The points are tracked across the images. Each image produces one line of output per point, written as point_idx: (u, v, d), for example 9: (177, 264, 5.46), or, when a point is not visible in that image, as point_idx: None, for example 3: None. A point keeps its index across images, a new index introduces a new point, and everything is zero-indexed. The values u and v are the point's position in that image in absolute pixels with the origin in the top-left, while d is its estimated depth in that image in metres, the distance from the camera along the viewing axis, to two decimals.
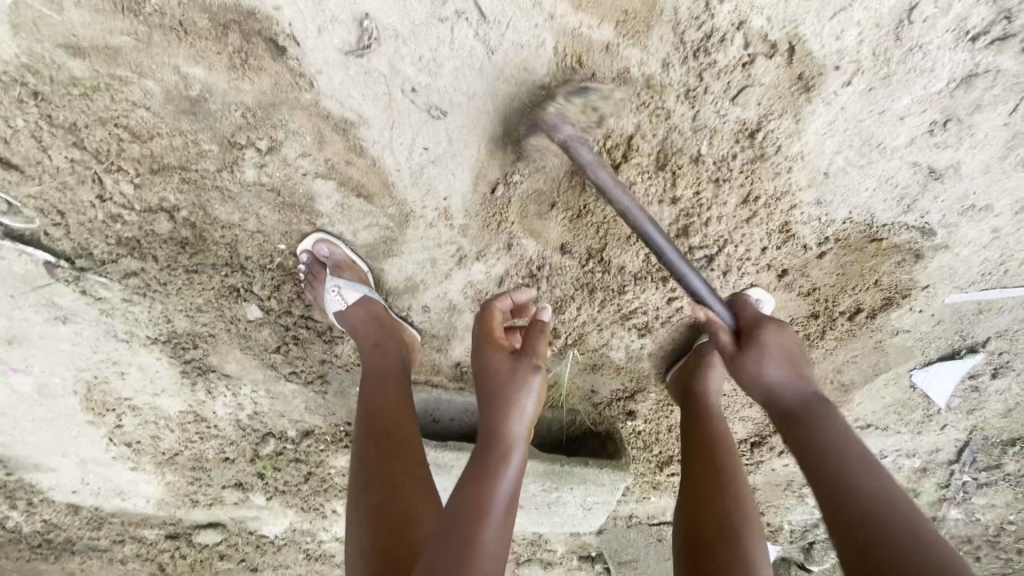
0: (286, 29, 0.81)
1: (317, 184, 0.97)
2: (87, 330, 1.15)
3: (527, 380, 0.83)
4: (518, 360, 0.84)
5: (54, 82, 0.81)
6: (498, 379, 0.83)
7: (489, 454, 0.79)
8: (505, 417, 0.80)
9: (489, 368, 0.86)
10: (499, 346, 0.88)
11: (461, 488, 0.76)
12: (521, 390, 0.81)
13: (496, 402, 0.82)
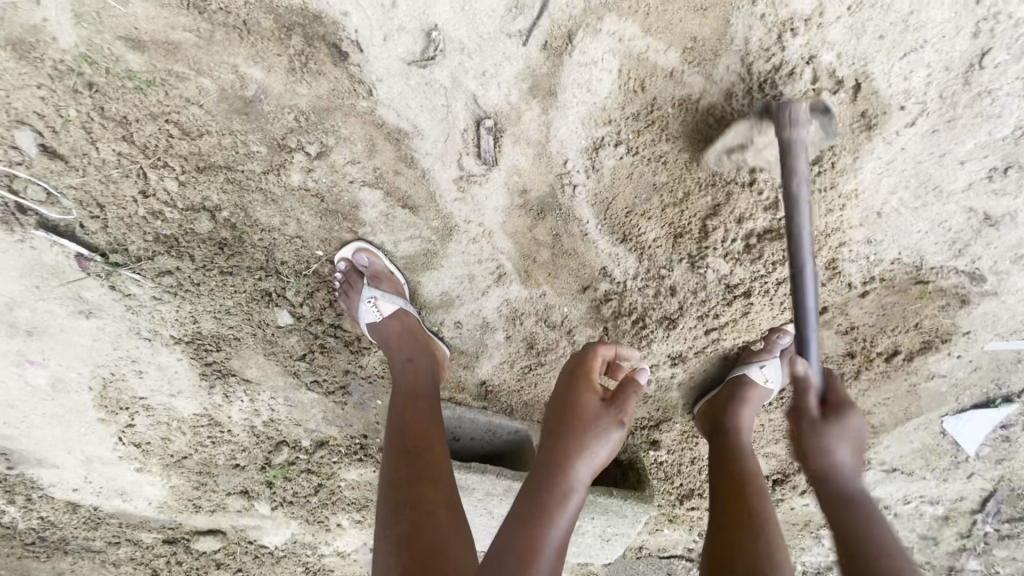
0: (350, 35, 0.79)
1: (364, 192, 0.95)
2: (111, 326, 1.12)
3: (609, 432, 0.86)
4: (607, 409, 0.88)
5: (109, 73, 0.79)
6: (579, 424, 0.86)
7: (548, 493, 0.81)
8: (573, 461, 0.83)
9: (576, 407, 0.88)
10: (594, 388, 0.91)
11: (517, 516, 0.78)
12: (600, 441, 0.85)
13: (572, 443, 0.84)
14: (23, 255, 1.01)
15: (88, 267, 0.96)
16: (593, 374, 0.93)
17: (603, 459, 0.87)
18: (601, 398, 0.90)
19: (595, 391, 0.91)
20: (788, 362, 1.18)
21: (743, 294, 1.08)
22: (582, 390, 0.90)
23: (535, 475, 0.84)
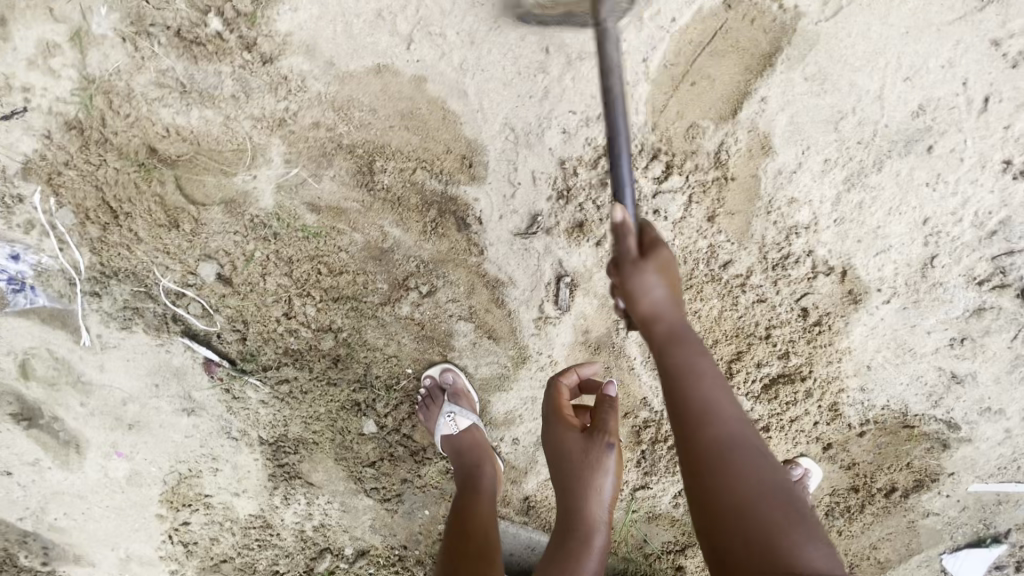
0: (475, 212, 1.07)
1: (458, 324, 1.17)
2: (205, 424, 1.25)
3: (602, 460, 0.96)
4: (590, 440, 0.97)
5: (289, 226, 1.04)
6: (572, 462, 0.97)
7: (573, 529, 0.97)
8: (586, 496, 0.96)
9: (564, 446, 0.98)
10: (570, 424, 1.00)
11: (556, 557, 0.95)
12: (596, 469, 0.95)
13: (581, 485, 0.97)
14: (157, 357, 1.16)
15: (216, 374, 1.15)
16: (565, 407, 1.02)
17: (616, 483, 0.98)
18: (582, 427, 0.99)
19: (575, 425, 1.00)
20: (800, 494, 1.31)
21: (762, 428, 1.29)
22: (559, 431, 0.99)
23: (563, 517, 0.99)
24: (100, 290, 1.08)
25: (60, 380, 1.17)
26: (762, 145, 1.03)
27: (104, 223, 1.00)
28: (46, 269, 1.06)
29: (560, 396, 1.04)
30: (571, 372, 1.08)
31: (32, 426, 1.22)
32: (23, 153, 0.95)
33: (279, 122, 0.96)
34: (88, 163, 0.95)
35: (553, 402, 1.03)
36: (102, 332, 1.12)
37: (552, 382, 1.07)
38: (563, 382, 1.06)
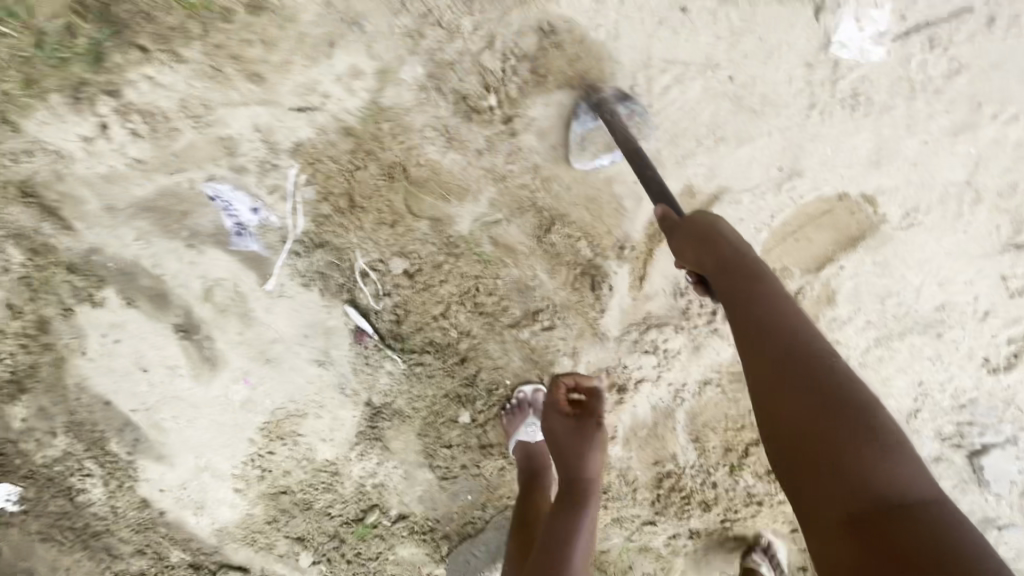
0: (609, 282, 1.38)
1: (561, 358, 1.46)
2: (327, 377, 1.47)
3: (592, 434, 1.23)
4: (581, 421, 1.24)
5: (471, 251, 1.31)
6: (568, 444, 1.23)
7: (572, 491, 1.19)
8: (580, 465, 1.20)
9: (559, 428, 1.24)
10: (564, 413, 1.26)
11: (563, 519, 1.15)
12: (590, 442, 1.22)
13: (572, 455, 1.22)
14: (318, 315, 1.39)
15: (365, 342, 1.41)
16: (563, 399, 1.28)
17: (604, 453, 1.23)
18: (575, 417, 1.25)
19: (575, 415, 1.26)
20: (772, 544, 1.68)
21: (755, 502, 1.62)
22: (552, 420, 1.26)
23: (564, 485, 1.21)
24: (302, 252, 1.31)
25: (230, 308, 1.39)
26: (829, 298, 1.37)
27: (336, 206, 1.25)
28: (268, 224, 1.28)
29: (556, 392, 1.29)
30: (571, 375, 1.32)
31: (186, 337, 1.42)
32: (300, 137, 1.20)
33: (496, 176, 1.24)
34: (346, 160, 1.20)
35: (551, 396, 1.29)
36: (286, 284, 1.35)
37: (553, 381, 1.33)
38: (562, 380, 1.32)
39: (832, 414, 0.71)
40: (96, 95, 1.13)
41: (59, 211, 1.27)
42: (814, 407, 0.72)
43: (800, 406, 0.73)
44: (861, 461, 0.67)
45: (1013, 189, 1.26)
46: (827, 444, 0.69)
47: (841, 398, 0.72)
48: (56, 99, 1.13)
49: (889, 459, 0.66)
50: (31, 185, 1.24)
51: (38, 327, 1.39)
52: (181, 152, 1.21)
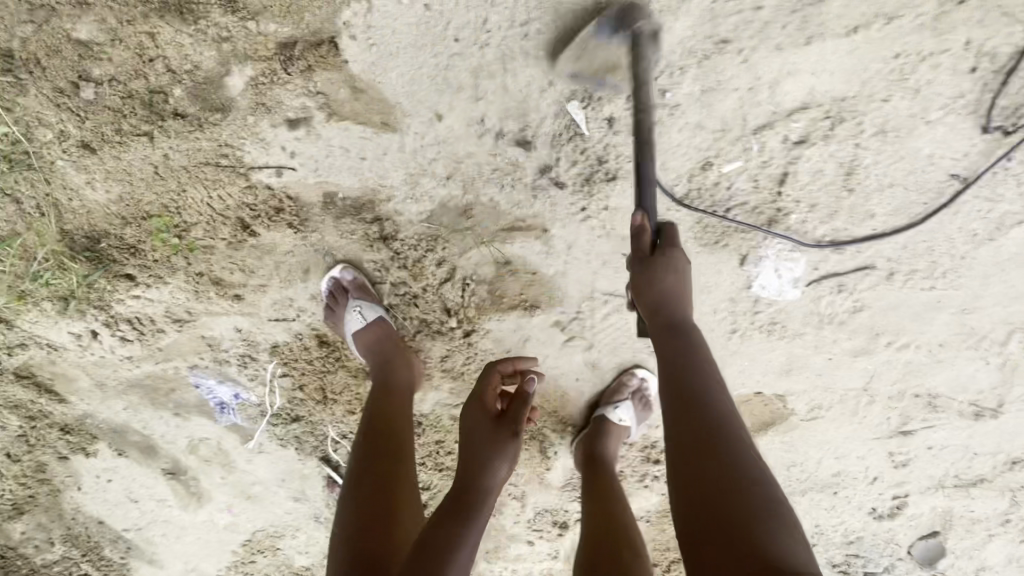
0: (554, 447, 1.54)
1: (510, 502, 1.64)
2: (303, 508, 1.66)
3: (505, 444, 1.04)
4: (499, 423, 1.07)
5: (432, 425, 1.47)
6: (477, 431, 1.06)
7: (461, 503, 0.99)
8: (484, 470, 1.01)
9: (473, 425, 1.08)
10: (485, 407, 1.10)
11: (441, 519, 0.96)
12: (496, 451, 1.03)
13: (473, 456, 1.04)
14: (294, 465, 1.56)
15: (323, 286, 1.24)
16: (491, 391, 1.14)
17: (513, 465, 1.05)
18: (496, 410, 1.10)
19: (490, 405, 1.11)
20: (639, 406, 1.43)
21: None
22: (476, 412, 1.09)
23: (455, 492, 1.01)
24: (279, 422, 1.46)
25: (214, 458, 1.54)
26: None
27: (309, 394, 1.39)
28: (248, 402, 1.42)
29: (487, 385, 1.14)
30: (511, 361, 1.20)
31: (173, 478, 1.57)
32: (276, 340, 1.32)
33: (453, 373, 1.37)
34: (318, 362, 1.34)
35: (483, 387, 1.14)
36: (265, 443, 1.51)
37: (490, 367, 1.19)
38: (498, 370, 1.18)
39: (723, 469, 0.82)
40: (86, 309, 1.24)
41: (55, 388, 1.39)
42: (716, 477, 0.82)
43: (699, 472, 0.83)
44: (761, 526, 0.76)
45: (902, 392, 1.45)
46: (738, 503, 0.79)
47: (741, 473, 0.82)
48: (50, 308, 1.25)
49: (785, 533, 0.76)
50: (27, 368, 1.35)
51: (38, 469, 1.54)
52: (166, 347, 1.33)
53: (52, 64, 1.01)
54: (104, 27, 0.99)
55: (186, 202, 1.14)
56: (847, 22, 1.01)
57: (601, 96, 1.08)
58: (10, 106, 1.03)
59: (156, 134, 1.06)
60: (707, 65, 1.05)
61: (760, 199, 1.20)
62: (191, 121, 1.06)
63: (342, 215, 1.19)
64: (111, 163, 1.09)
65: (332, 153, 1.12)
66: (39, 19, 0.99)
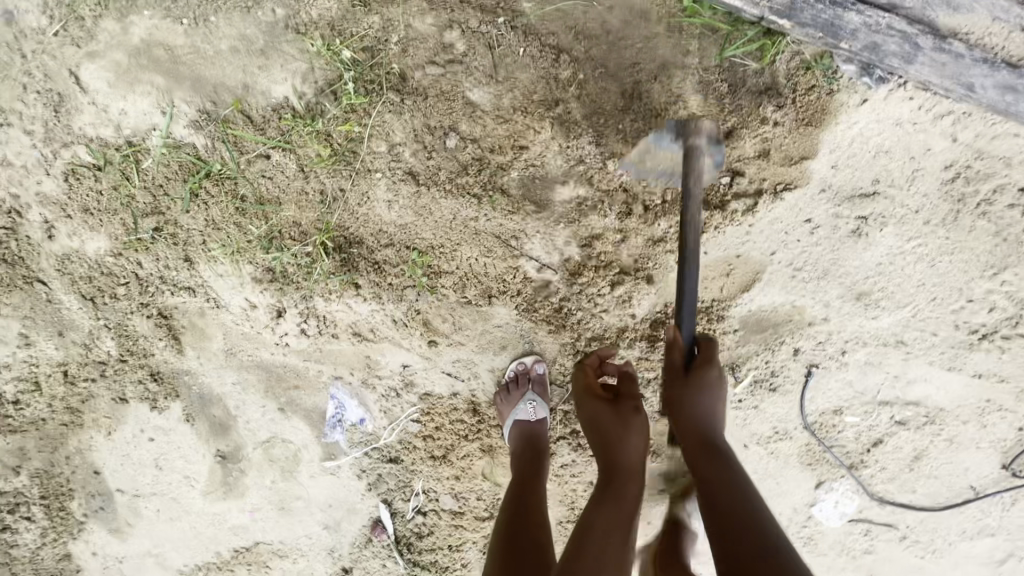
0: None
1: None
2: (323, 540, 1.54)
3: (634, 419, 1.01)
4: (618, 407, 1.03)
5: None
6: (602, 422, 1.02)
7: (613, 485, 0.96)
8: (619, 450, 0.99)
9: (595, 416, 1.04)
10: (596, 394, 1.07)
11: (598, 510, 0.93)
12: (627, 428, 1.00)
13: (607, 443, 1.00)
14: (351, 498, 1.50)
15: (511, 368, 1.33)
16: (587, 376, 1.11)
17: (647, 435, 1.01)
18: (609, 396, 1.06)
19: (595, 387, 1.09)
20: None
21: None
22: (587, 401, 1.06)
23: (603, 482, 0.98)
24: (373, 455, 1.44)
25: (280, 461, 1.47)
26: None
27: (429, 446, 1.42)
28: (363, 429, 1.41)
29: (585, 374, 1.12)
30: (597, 355, 1.17)
31: (220, 462, 1.46)
32: (433, 389, 1.37)
33: (560, 483, 1.46)
34: (459, 426, 1.39)
35: (579, 379, 1.11)
36: (343, 470, 1.47)
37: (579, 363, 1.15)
38: (589, 364, 1.15)
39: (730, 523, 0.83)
40: (291, 294, 1.23)
41: (181, 337, 1.29)
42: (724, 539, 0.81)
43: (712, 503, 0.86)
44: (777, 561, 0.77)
45: None
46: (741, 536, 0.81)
47: (759, 525, 0.82)
48: (252, 273, 1.21)
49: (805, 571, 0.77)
50: (169, 309, 1.25)
51: (83, 399, 1.37)
52: (328, 351, 1.31)
53: (434, 104, 1.09)
54: (498, 102, 1.10)
55: (454, 254, 1.21)
56: (977, 368, 1.38)
57: (806, 333, 1.34)
58: (374, 114, 1.08)
59: (479, 199, 1.15)
60: (883, 349, 1.36)
61: (855, 449, 1.50)
62: (511, 202, 1.17)
63: (565, 323, 1.30)
64: (422, 199, 1.14)
65: (596, 278, 1.25)
66: (448, 68, 1.07)
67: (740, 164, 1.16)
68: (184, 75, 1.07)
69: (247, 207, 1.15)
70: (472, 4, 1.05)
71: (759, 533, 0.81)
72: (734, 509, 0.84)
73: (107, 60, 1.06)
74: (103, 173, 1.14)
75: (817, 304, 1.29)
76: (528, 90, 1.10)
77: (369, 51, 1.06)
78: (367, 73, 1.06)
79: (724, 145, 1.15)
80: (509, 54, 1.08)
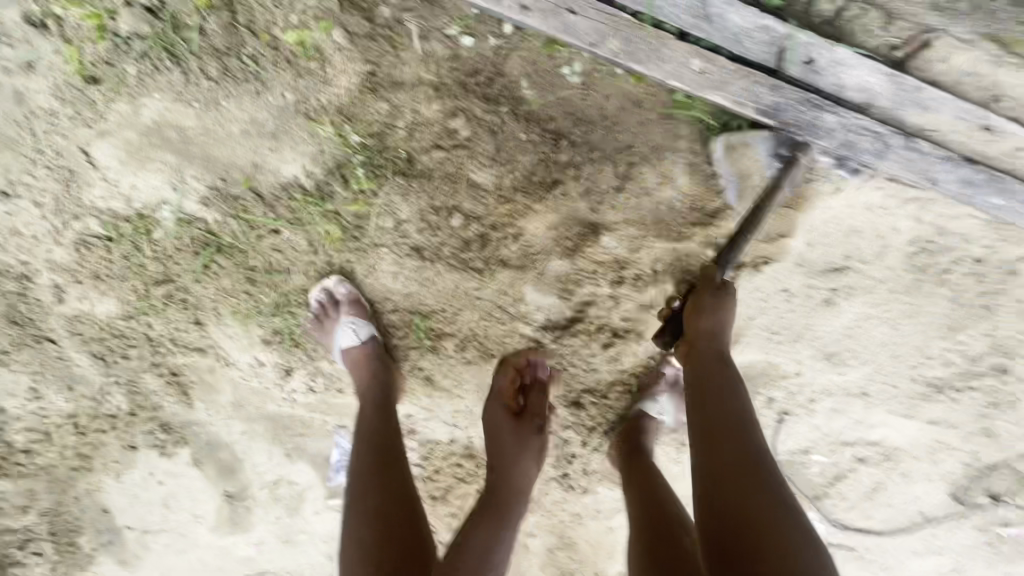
0: None
1: None
2: (326, 569, 1.63)
3: (529, 439, 1.20)
4: (519, 423, 1.21)
5: None
6: (502, 437, 1.19)
7: (492, 503, 1.09)
8: (507, 471, 1.15)
9: (495, 426, 1.21)
10: (500, 402, 1.24)
11: (478, 524, 1.03)
12: (522, 449, 1.18)
13: (501, 455, 1.17)
14: None
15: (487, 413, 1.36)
16: (511, 387, 1.24)
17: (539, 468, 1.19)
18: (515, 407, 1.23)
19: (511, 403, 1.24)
20: None
21: None
22: (494, 408, 1.23)
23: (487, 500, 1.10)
24: None
25: (285, 499, 1.54)
26: None
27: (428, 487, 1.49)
28: None
29: (503, 381, 1.25)
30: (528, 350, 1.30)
31: (227, 500, 1.53)
32: (433, 436, 1.44)
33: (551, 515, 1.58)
34: (457, 469, 1.47)
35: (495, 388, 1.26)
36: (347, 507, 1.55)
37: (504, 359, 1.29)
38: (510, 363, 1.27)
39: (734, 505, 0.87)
40: (298, 353, 1.28)
41: (190, 392, 1.34)
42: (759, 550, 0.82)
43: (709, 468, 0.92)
44: (755, 499, 0.84)
45: None
46: (726, 474, 0.88)
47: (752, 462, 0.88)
48: (261, 335, 1.26)
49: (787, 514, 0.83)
50: (178, 368, 1.30)
51: (93, 445, 1.42)
52: (333, 403, 1.37)
53: (439, 185, 1.14)
54: (500, 183, 1.15)
55: (456, 319, 1.27)
56: (931, 414, 1.50)
57: (779, 384, 1.44)
58: (382, 195, 1.13)
59: (482, 271, 1.21)
60: (848, 398, 1.47)
61: (820, 482, 1.63)
62: (511, 273, 1.23)
63: (559, 378, 1.38)
64: (428, 272, 1.20)
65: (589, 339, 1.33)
66: (452, 151, 1.12)
67: (725, 240, 1.24)
68: (195, 156, 1.10)
69: (256, 278, 1.19)
70: (475, 92, 1.10)
71: (751, 468, 0.87)
72: (716, 441, 0.92)
73: (117, 139, 1.08)
74: (114, 244, 1.17)
75: (790, 361, 1.39)
76: (528, 172, 1.16)
77: (378, 136, 1.10)
78: (375, 156, 1.11)
79: (711, 223, 1.22)
80: (511, 138, 1.13)
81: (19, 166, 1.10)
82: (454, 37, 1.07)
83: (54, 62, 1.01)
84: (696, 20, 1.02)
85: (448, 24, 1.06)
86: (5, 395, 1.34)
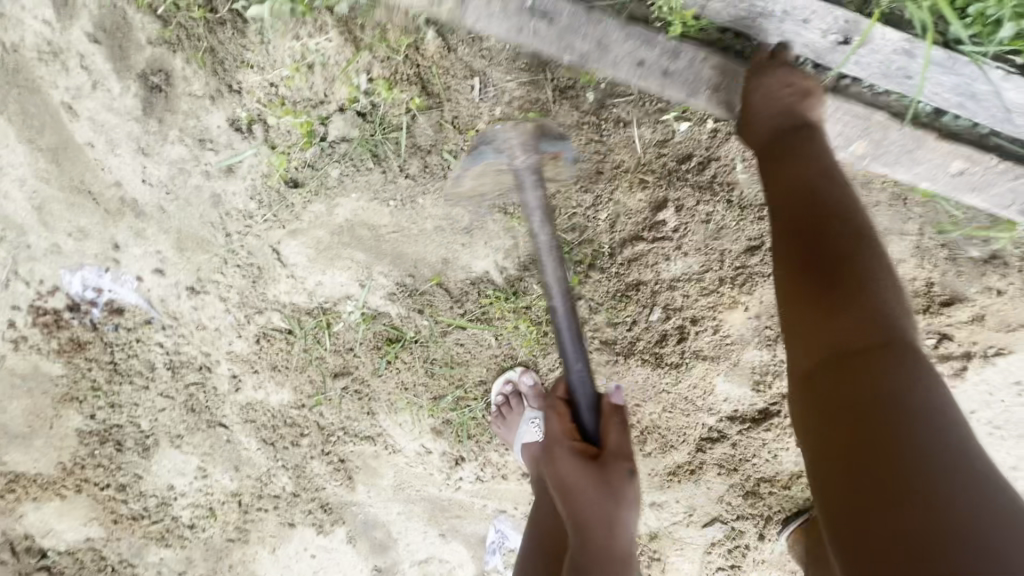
0: None
1: None
2: None
3: (621, 484, 0.83)
4: (602, 465, 0.83)
5: None
6: (581, 495, 0.83)
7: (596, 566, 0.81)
8: (602, 528, 0.81)
9: (569, 479, 0.83)
10: (570, 452, 0.85)
11: None
12: (619, 500, 0.83)
13: (591, 513, 0.82)
14: None
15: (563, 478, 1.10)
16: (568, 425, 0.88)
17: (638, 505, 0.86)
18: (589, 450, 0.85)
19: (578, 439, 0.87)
20: None
21: None
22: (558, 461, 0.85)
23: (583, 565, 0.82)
24: None
25: None
26: None
27: None
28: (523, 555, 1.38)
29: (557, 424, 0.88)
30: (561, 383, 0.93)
31: None
32: None
33: None
34: None
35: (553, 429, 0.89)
36: None
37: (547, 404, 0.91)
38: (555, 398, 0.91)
39: (864, 380, 0.63)
40: (468, 442, 1.23)
41: (354, 476, 1.29)
42: (844, 414, 0.62)
43: (802, 317, 0.71)
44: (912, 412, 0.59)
45: None
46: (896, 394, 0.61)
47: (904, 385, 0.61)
48: (432, 425, 1.21)
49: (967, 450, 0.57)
50: (346, 454, 1.26)
51: (247, 523, 1.32)
52: (498, 489, 1.31)
53: (638, 280, 1.06)
54: (703, 273, 1.05)
55: (638, 410, 1.19)
56: None
57: None
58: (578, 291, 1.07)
59: (677, 366, 1.12)
60: None
61: None
62: (705, 365, 1.13)
63: (737, 468, 1.24)
64: (618, 368, 1.13)
65: (783, 434, 1.19)
66: (655, 244, 1.03)
67: (950, 329, 1.09)
68: (386, 252, 1.05)
69: (436, 371, 1.14)
70: (686, 182, 1.00)
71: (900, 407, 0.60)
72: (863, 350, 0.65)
73: (309, 236, 1.05)
74: (295, 336, 1.13)
75: (1013, 456, 1.21)
76: (737, 263, 1.04)
77: (577, 230, 1.04)
78: (575, 251, 1.05)
79: (939, 312, 1.08)
80: (720, 228, 1.02)
81: (211, 264, 1.08)
82: (669, 122, 0.97)
83: (258, 165, 1.00)
84: (960, 99, 0.92)
85: (664, 109, 0.97)
86: (174, 473, 1.27)
